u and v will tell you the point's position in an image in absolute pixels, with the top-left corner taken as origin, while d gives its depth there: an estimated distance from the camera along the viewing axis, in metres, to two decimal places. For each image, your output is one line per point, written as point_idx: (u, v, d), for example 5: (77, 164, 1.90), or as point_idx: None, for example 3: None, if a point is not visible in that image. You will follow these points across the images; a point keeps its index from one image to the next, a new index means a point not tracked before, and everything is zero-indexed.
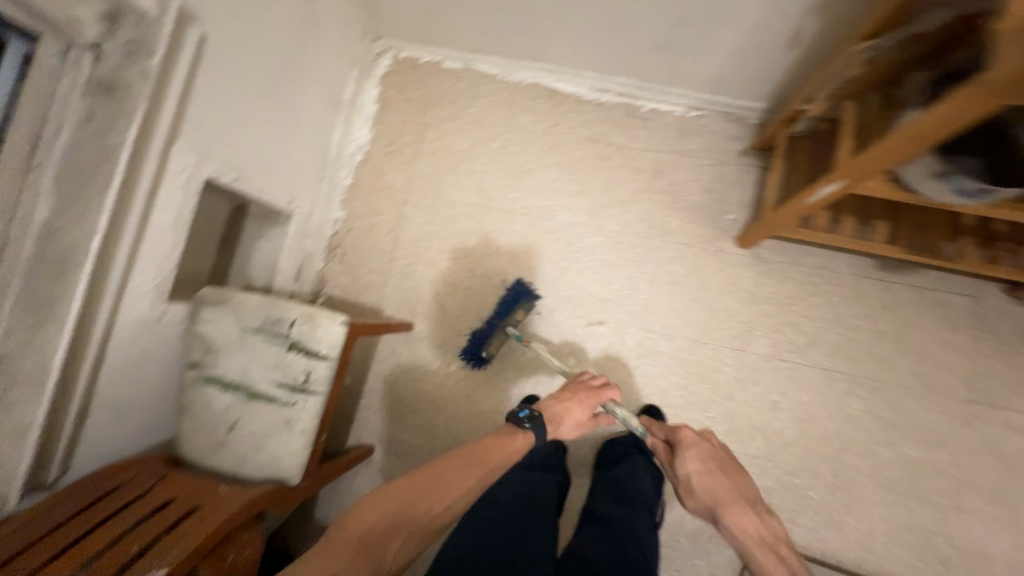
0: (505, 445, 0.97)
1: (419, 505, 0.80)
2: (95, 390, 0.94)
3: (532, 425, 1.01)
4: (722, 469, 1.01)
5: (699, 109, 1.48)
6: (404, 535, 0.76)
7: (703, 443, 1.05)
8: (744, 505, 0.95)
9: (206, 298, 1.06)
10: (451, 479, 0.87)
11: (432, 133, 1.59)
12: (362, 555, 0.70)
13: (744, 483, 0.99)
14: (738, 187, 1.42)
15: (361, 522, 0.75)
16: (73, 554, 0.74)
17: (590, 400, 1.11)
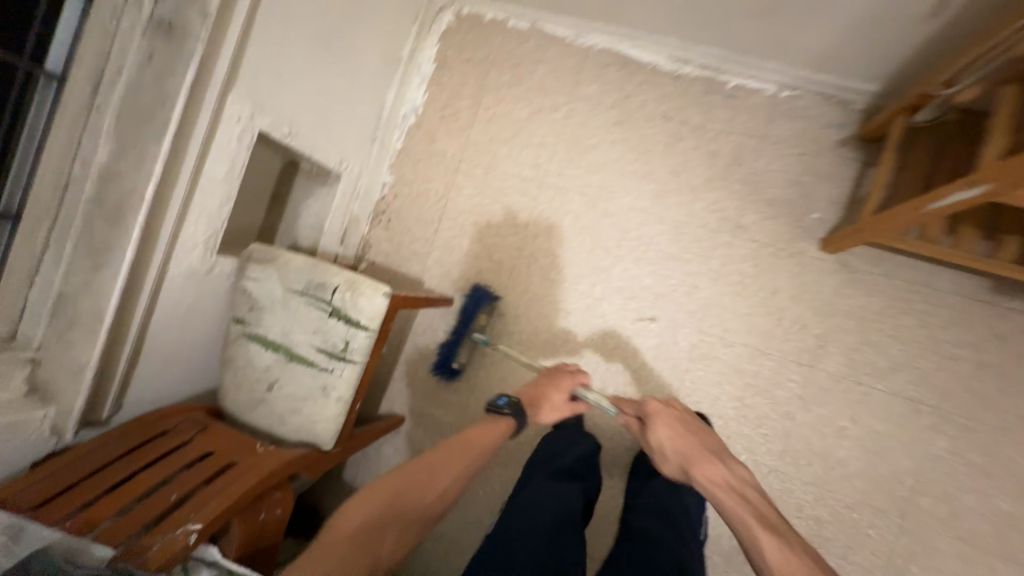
0: (485, 432, 1.00)
1: (409, 498, 0.82)
2: (146, 336, 0.95)
3: (512, 410, 1.04)
4: (689, 432, 1.03)
5: (795, 89, 1.29)
6: (396, 528, 0.78)
7: (666, 411, 1.06)
8: (711, 461, 0.97)
9: (255, 255, 1.05)
10: (437, 470, 0.89)
11: (490, 99, 1.49)
12: (357, 552, 0.71)
13: (711, 443, 1.01)
14: (831, 182, 1.24)
15: (350, 520, 0.75)
16: (119, 494, 0.76)
17: (556, 388, 1.11)
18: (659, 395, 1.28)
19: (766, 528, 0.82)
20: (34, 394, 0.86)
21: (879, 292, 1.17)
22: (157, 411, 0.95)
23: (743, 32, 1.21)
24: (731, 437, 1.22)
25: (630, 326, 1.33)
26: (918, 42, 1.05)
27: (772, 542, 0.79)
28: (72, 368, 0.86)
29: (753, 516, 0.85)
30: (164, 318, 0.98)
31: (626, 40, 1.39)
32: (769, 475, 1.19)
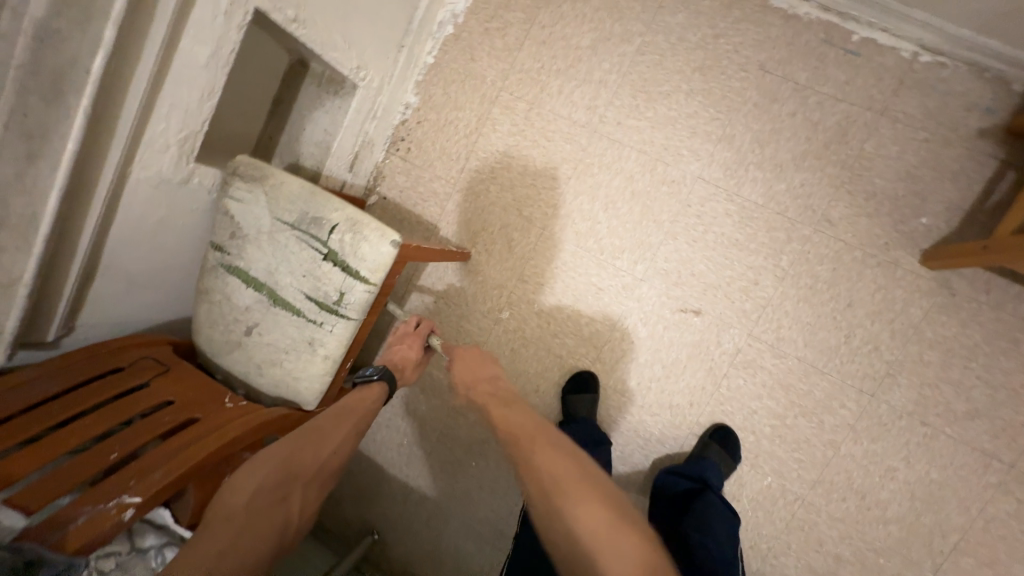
0: (356, 402, 0.86)
1: (307, 457, 0.74)
2: (101, 250, 0.79)
3: (383, 374, 0.90)
4: (474, 360, 1.04)
5: (938, 55, 1.01)
6: (299, 486, 0.71)
7: (468, 351, 1.05)
8: (488, 379, 1.01)
9: (241, 169, 0.86)
10: (337, 424, 0.80)
11: (548, 15, 1.21)
12: (258, 523, 0.65)
13: (489, 367, 1.03)
14: (955, 183, 1.01)
15: (238, 493, 0.66)
16: (45, 446, 0.63)
17: (411, 343, 1.04)
18: (688, 397, 1.14)
19: (504, 406, 0.92)
20: None
21: (979, 325, 0.99)
22: (116, 341, 0.80)
23: None
24: (762, 456, 1.09)
25: (669, 317, 1.15)
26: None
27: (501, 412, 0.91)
28: None
29: (496, 402, 0.94)
30: (126, 231, 0.81)
31: None
32: (795, 502, 1.08)
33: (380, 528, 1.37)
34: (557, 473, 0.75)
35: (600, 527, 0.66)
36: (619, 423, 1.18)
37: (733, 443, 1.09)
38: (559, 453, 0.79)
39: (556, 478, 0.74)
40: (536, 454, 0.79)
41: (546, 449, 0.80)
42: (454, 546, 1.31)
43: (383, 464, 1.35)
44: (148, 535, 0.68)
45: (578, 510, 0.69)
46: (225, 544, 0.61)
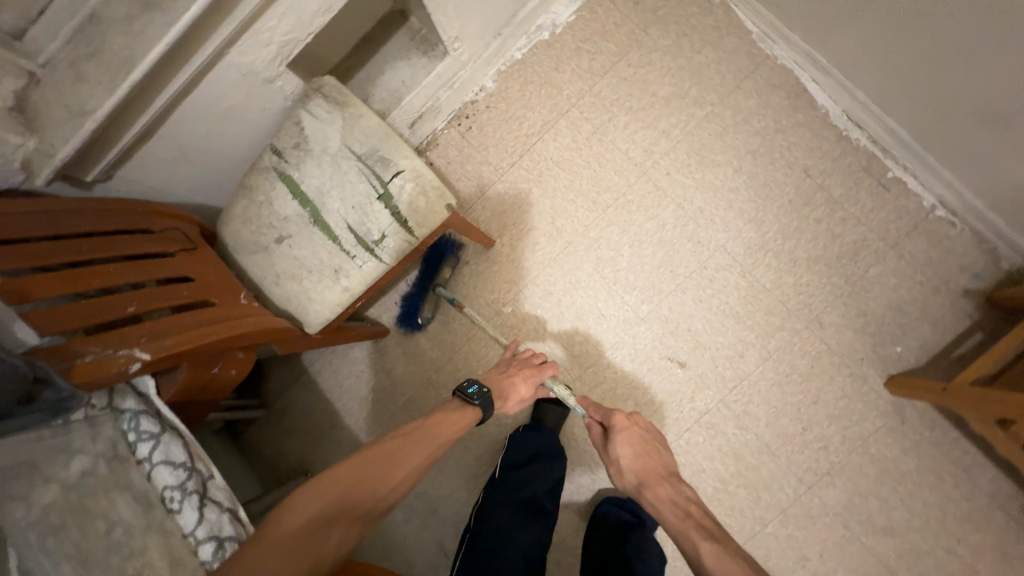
0: (445, 423, 0.91)
1: (364, 492, 0.76)
2: (168, 114, 0.80)
3: (482, 402, 0.96)
4: (644, 443, 0.99)
5: (951, 214, 1.14)
6: (345, 521, 0.73)
7: (632, 426, 1.01)
8: (665, 479, 0.94)
9: (327, 90, 0.88)
10: (402, 458, 0.83)
11: (637, 56, 1.28)
12: (301, 551, 0.68)
13: (663, 458, 0.98)
14: (932, 327, 1.13)
15: (292, 516, 0.71)
16: (70, 277, 0.63)
17: (529, 377, 1.04)
18: None
19: (705, 533, 0.80)
20: (18, 115, 0.72)
21: (916, 455, 1.10)
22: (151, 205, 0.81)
23: (944, 126, 1.03)
24: None
25: (655, 360, 1.22)
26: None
27: (713, 547, 0.77)
28: (75, 110, 0.70)
29: (689, 519, 0.84)
30: (198, 105, 0.82)
31: (811, 69, 1.20)
32: None
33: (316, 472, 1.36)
34: None
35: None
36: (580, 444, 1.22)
37: None
38: None
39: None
40: None
41: None
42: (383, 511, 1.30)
43: (342, 412, 1.35)
44: (128, 398, 0.73)
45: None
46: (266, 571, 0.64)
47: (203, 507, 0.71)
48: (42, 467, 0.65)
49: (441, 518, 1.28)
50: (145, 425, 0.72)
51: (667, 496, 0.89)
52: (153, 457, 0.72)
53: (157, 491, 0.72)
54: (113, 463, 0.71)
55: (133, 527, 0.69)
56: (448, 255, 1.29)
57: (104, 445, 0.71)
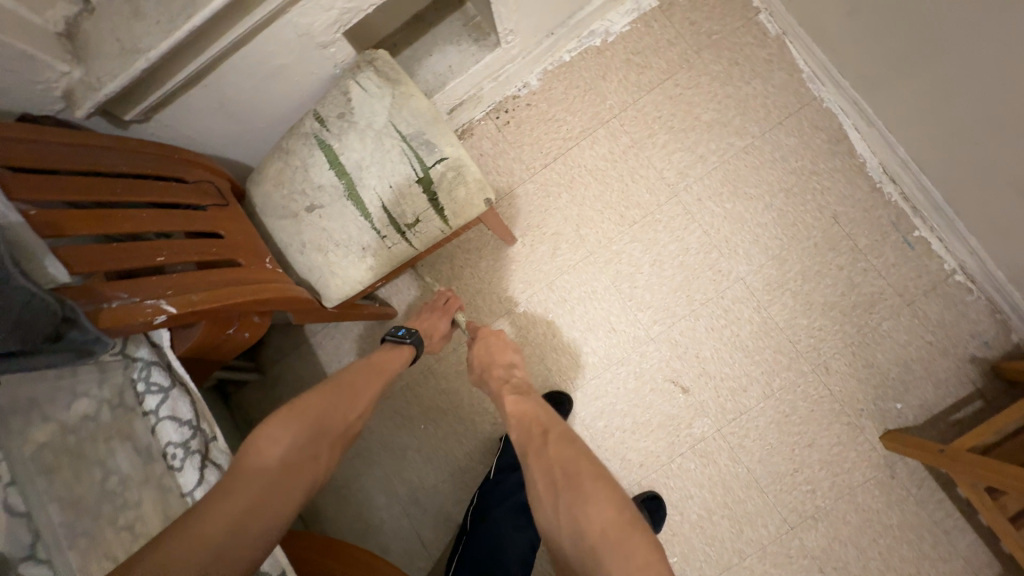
0: (385, 360, 0.93)
1: (335, 418, 0.79)
2: (217, 63, 0.78)
3: (415, 340, 0.98)
4: (498, 348, 1.05)
5: (969, 280, 1.15)
6: (325, 444, 0.76)
7: (494, 335, 1.07)
8: (503, 364, 1.03)
9: (379, 64, 0.86)
10: (362, 390, 0.86)
11: (685, 77, 1.27)
12: (289, 479, 0.69)
13: (511, 355, 1.05)
14: (935, 388, 1.14)
15: (269, 449, 0.70)
16: (101, 217, 0.61)
17: (439, 316, 1.10)
18: (641, 458, 1.21)
19: (513, 392, 0.94)
20: (66, 41, 0.70)
21: (900, 510, 1.12)
22: (190, 155, 0.79)
23: (980, 195, 1.04)
24: (678, 536, 1.17)
25: (658, 382, 1.22)
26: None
27: (516, 402, 0.92)
28: (127, 47, 0.68)
29: (508, 389, 0.96)
30: (248, 59, 0.79)
31: (856, 117, 1.20)
32: None
33: None
34: (568, 463, 0.77)
35: (609, 518, 0.70)
36: None
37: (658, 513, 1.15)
38: (571, 447, 0.80)
39: (566, 471, 0.76)
40: (548, 445, 0.81)
41: (561, 441, 0.81)
42: (365, 490, 1.29)
43: None
44: (141, 346, 0.71)
45: (587, 502, 0.72)
46: (258, 502, 0.64)
47: (204, 469, 0.70)
48: (43, 406, 0.64)
49: (422, 506, 1.27)
50: (156, 377, 0.71)
51: (499, 378, 0.99)
52: (161, 411, 0.71)
53: (160, 445, 0.71)
54: (117, 411, 0.70)
55: (131, 479, 0.68)
56: None
57: (109, 391, 0.70)
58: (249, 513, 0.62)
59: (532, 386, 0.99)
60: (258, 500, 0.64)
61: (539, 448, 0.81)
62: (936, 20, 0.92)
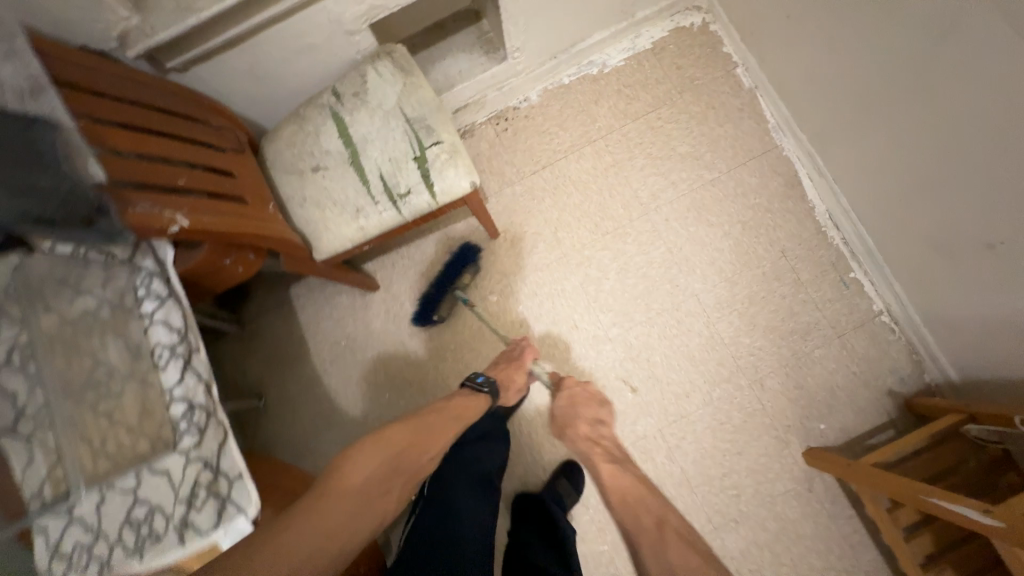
0: (462, 402, 1.01)
1: (410, 461, 0.89)
2: (257, 32, 0.89)
3: (490, 389, 1.05)
4: (586, 403, 1.16)
5: (893, 321, 1.29)
6: (397, 481, 0.85)
7: (579, 389, 1.17)
8: (590, 421, 1.14)
9: (396, 56, 0.99)
10: (436, 429, 0.94)
11: (667, 112, 1.43)
12: (365, 506, 0.79)
13: (598, 411, 1.16)
14: (854, 414, 1.26)
15: (355, 473, 0.82)
16: (137, 138, 0.71)
17: (515, 368, 1.12)
18: None
19: (609, 462, 1.07)
20: None
21: (814, 522, 1.22)
22: (206, 100, 0.89)
23: (903, 246, 1.18)
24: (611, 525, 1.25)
25: (610, 380, 1.32)
26: (1002, 379, 1.06)
27: (614, 474, 1.05)
28: (183, 4, 0.79)
29: (601, 454, 1.09)
30: (280, 32, 0.91)
31: (809, 166, 1.36)
32: None
33: (271, 399, 1.40)
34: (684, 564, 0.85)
35: None
36: (522, 435, 1.30)
37: (573, 475, 1.24)
38: (686, 549, 0.88)
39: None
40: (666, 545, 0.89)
41: (675, 542, 0.89)
42: (325, 450, 1.35)
43: (313, 349, 1.41)
44: (147, 258, 0.76)
45: None
46: (338, 524, 0.75)
47: (185, 373, 0.76)
48: (48, 298, 0.72)
49: None
50: (155, 286, 0.77)
51: (586, 437, 1.11)
52: (155, 315, 0.77)
53: (149, 345, 0.77)
54: (115, 311, 0.77)
55: (118, 372, 0.74)
56: (471, 262, 1.35)
57: (112, 292, 0.77)
58: (331, 531, 0.73)
59: (622, 452, 1.12)
60: (338, 522, 0.75)
61: (654, 543, 0.90)
62: (875, 91, 1.05)
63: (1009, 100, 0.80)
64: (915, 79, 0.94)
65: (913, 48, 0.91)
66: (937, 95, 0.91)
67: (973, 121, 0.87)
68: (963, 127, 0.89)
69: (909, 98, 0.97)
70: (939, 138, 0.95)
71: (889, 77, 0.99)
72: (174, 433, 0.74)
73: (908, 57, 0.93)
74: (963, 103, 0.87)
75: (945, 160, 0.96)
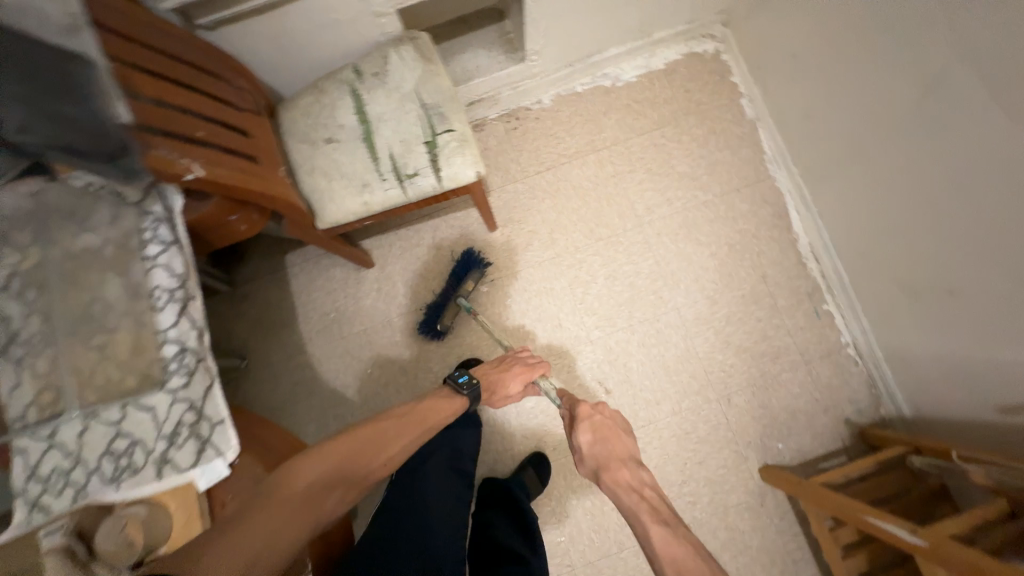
0: (439, 407, 1.00)
1: (358, 463, 0.84)
2: (289, 2, 0.92)
3: (471, 391, 1.04)
4: (609, 431, 1.00)
5: (857, 355, 1.36)
6: (341, 488, 0.79)
7: (596, 414, 1.02)
8: (624, 460, 0.95)
9: (419, 43, 1.03)
10: (392, 435, 0.90)
11: (671, 131, 1.49)
12: (301, 514, 0.73)
13: (625, 441, 0.99)
14: (811, 438, 1.33)
15: (298, 478, 0.77)
16: (161, 87, 0.73)
17: (507, 374, 1.11)
18: (556, 442, 1.33)
19: (654, 517, 0.84)
20: None
21: (762, 535, 1.28)
22: (230, 60, 0.91)
23: (875, 284, 1.25)
24: (570, 518, 1.29)
25: (587, 380, 1.37)
26: (952, 418, 1.14)
27: (666, 535, 0.80)
28: None
29: (645, 507, 0.86)
30: (311, 6, 0.94)
31: (797, 200, 1.43)
32: (566, 567, 1.27)
33: (253, 361, 1.42)
34: None
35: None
36: (496, 423, 1.35)
37: (539, 466, 1.28)
38: None
39: None
40: None
41: None
42: (301, 416, 1.38)
43: (301, 317, 1.44)
44: (156, 203, 0.78)
45: None
46: (269, 531, 0.69)
47: (181, 317, 0.77)
48: (53, 231, 0.75)
49: None
50: (161, 231, 0.78)
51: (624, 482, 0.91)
52: (158, 259, 0.78)
53: (148, 286, 0.77)
54: (119, 251, 0.78)
55: (116, 309, 0.76)
56: (473, 268, 1.35)
57: (116, 233, 0.78)
58: (260, 539, 0.68)
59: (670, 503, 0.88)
60: (269, 529, 0.70)
61: None
62: (865, 136, 1.11)
63: (983, 169, 0.87)
64: (903, 135, 1.01)
65: (907, 106, 0.98)
66: (922, 153, 0.98)
67: (951, 183, 0.94)
68: (941, 187, 0.96)
69: (896, 152, 1.04)
70: (919, 193, 1.02)
71: (881, 130, 1.06)
72: (162, 373, 0.76)
73: (902, 114, 0.99)
74: (944, 166, 0.94)
75: (921, 208, 1.03)
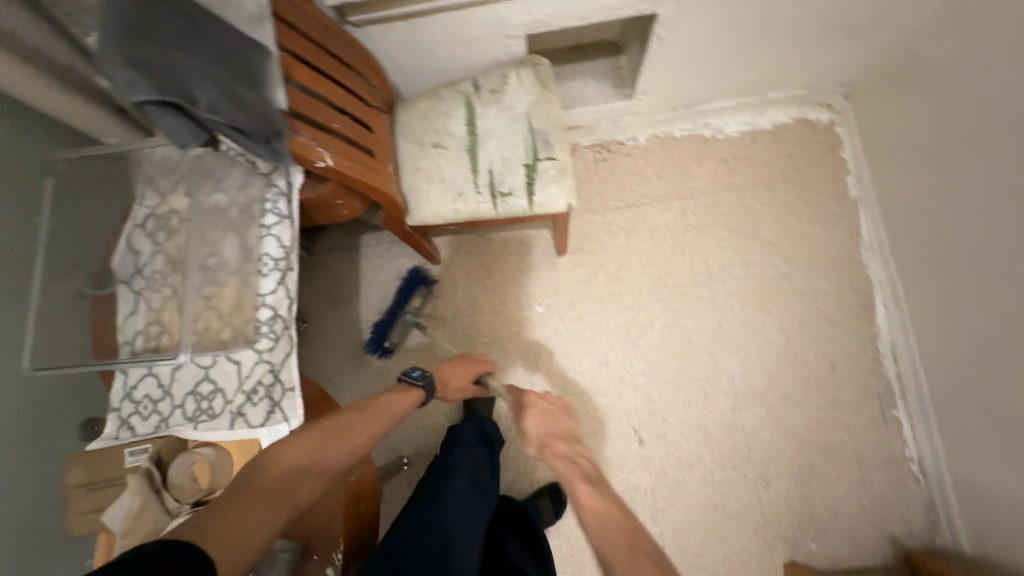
0: (394, 399, 0.95)
1: (331, 446, 0.80)
2: (433, 14, 0.97)
3: (425, 382, 0.99)
4: (552, 413, 0.98)
5: (920, 473, 1.25)
6: (313, 472, 0.76)
7: (541, 399, 0.98)
8: (565, 437, 0.95)
9: (540, 69, 1.06)
10: (361, 422, 0.86)
11: (763, 194, 1.45)
12: (274, 502, 0.71)
13: (567, 420, 0.98)
14: (849, 547, 1.24)
15: (270, 467, 0.74)
16: (317, 81, 0.82)
17: (463, 368, 1.06)
18: None
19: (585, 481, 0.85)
20: None
21: None
22: (369, 59, 0.98)
23: (958, 403, 1.16)
24: (575, 558, 1.28)
25: (622, 424, 1.35)
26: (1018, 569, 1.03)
27: (591, 494, 0.83)
28: None
29: (580, 475, 0.87)
30: (452, 20, 0.99)
31: (886, 293, 1.35)
32: None
33: (313, 327, 1.50)
34: None
35: None
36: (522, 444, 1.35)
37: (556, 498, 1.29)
38: None
39: None
40: None
41: None
42: (344, 389, 1.45)
43: (363, 296, 1.51)
44: (281, 178, 0.85)
45: None
46: (243, 520, 0.68)
47: (279, 286, 0.84)
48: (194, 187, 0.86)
49: None
50: (281, 205, 0.85)
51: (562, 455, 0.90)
52: (272, 229, 0.85)
53: (258, 252, 0.85)
54: (240, 214, 0.86)
55: (228, 264, 0.85)
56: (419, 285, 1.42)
57: (244, 199, 0.87)
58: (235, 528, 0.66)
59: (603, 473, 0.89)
60: (242, 518, 0.68)
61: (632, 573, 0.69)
62: (982, 247, 1.04)
63: None
64: None
65: None
66: None
67: None
68: None
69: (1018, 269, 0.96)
70: None
71: (1005, 240, 0.98)
72: (253, 333, 0.82)
73: None
74: None
75: None
